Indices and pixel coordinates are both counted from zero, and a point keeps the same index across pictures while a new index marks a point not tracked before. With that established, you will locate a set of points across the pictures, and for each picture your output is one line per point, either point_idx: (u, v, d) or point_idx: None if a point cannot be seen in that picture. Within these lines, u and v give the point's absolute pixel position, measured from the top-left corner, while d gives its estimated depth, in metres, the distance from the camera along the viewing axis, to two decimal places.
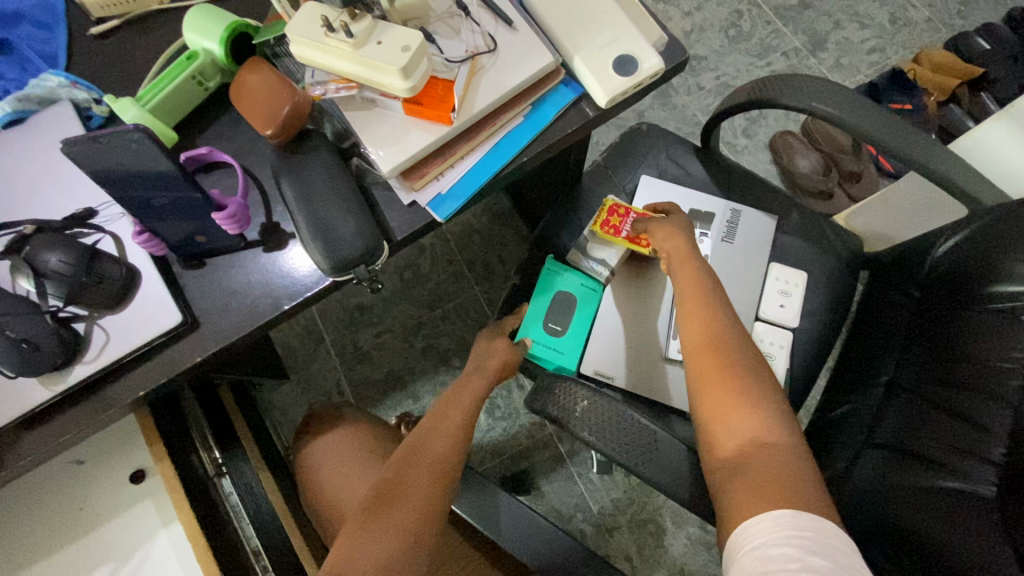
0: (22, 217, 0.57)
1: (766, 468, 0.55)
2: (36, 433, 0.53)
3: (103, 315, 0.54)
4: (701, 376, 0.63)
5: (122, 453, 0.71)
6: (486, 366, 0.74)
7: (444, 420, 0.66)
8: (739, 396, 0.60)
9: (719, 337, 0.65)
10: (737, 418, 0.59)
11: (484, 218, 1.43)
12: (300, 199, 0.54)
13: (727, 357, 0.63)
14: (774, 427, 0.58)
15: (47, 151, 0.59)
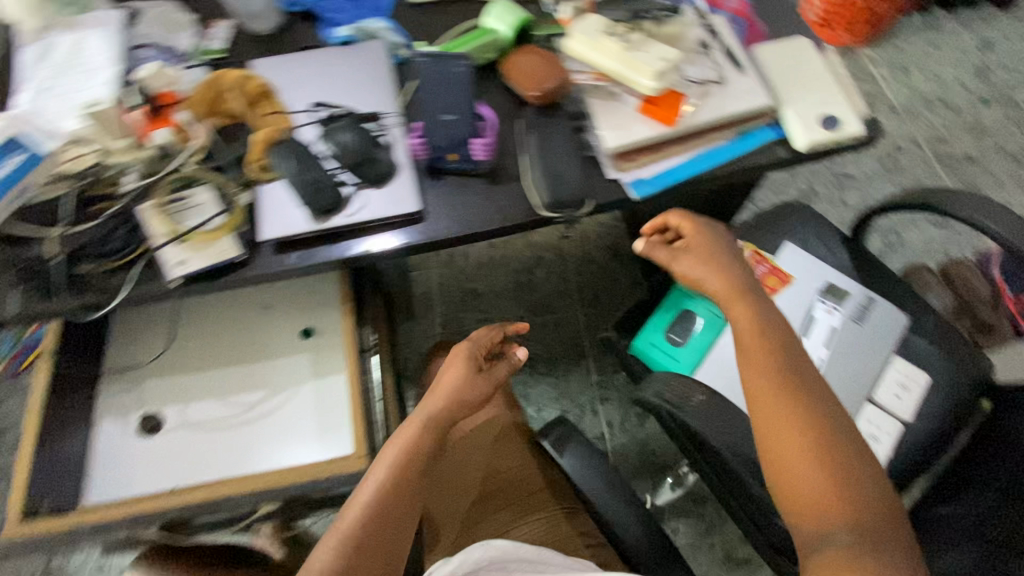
0: (337, 103, 0.74)
1: (851, 546, 0.52)
2: (286, 255, 0.68)
3: (365, 187, 0.70)
4: (778, 430, 0.59)
5: (303, 314, 0.86)
6: (442, 416, 0.69)
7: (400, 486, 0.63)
8: (825, 458, 0.57)
9: (793, 388, 0.61)
10: (809, 485, 0.56)
11: (604, 254, 1.55)
12: (540, 150, 0.68)
13: (805, 409, 0.60)
14: (858, 490, 0.55)
15: (364, 64, 0.77)
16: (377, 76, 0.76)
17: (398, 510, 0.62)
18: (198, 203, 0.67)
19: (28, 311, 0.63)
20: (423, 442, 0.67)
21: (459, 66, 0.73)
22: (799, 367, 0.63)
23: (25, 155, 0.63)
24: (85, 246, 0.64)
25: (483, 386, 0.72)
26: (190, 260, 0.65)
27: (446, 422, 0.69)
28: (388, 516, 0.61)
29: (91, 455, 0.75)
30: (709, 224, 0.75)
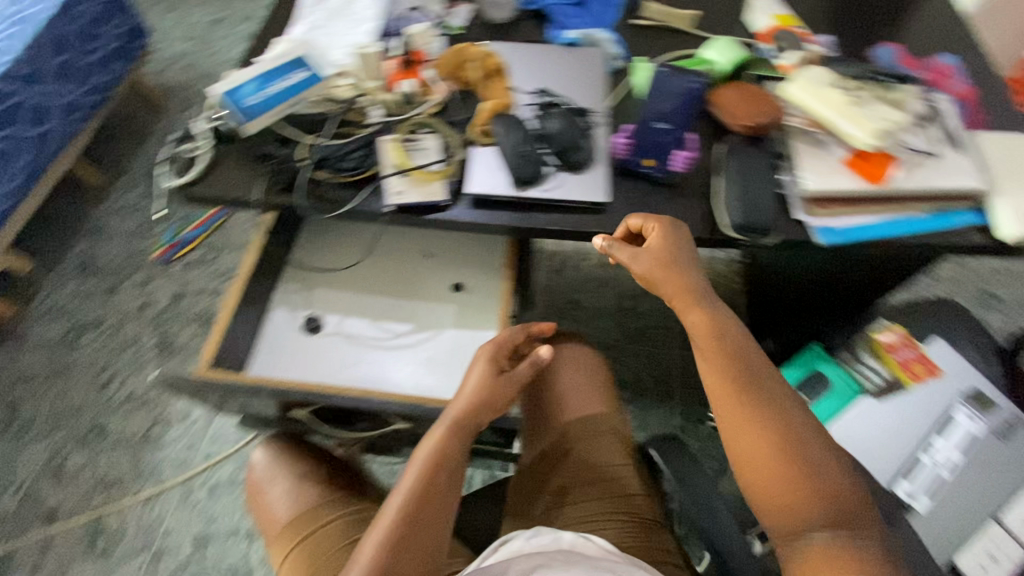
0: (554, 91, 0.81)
1: (829, 545, 0.56)
2: (481, 211, 0.76)
3: (563, 170, 0.76)
4: (740, 439, 0.62)
5: (458, 271, 0.95)
6: (463, 418, 0.75)
7: (440, 480, 0.69)
8: (793, 454, 0.60)
9: (747, 393, 0.63)
10: (780, 487, 0.59)
11: None
12: (739, 174, 0.72)
13: (761, 412, 0.62)
14: (825, 477, 0.59)
15: (587, 65, 0.84)
16: (595, 77, 0.83)
17: (434, 509, 0.67)
18: (424, 147, 0.76)
19: (270, 199, 0.75)
20: (451, 447, 0.72)
21: (695, 84, 0.79)
22: (748, 355, 0.66)
23: (311, 71, 0.75)
24: (327, 157, 0.75)
25: (507, 388, 0.79)
26: (406, 193, 0.74)
27: (473, 425, 0.76)
28: (423, 515, 0.66)
29: (261, 335, 0.86)
30: (669, 223, 0.70)
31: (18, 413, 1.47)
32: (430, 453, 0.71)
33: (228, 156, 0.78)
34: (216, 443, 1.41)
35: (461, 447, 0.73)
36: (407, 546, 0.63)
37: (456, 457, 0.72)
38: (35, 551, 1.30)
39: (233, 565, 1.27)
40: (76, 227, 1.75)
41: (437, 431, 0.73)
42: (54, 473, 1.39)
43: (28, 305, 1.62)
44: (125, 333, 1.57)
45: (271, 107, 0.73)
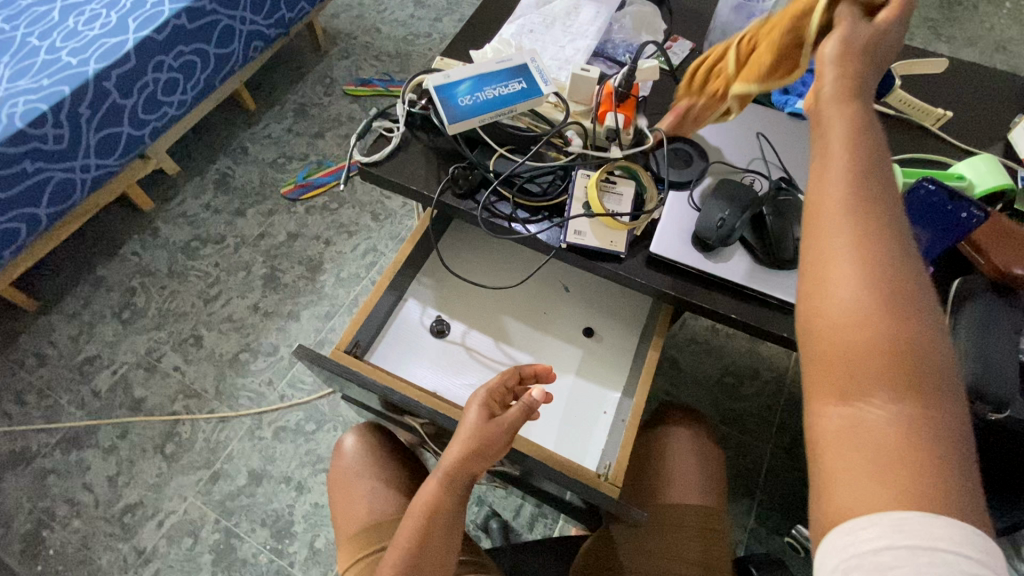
0: (772, 169, 0.74)
1: (895, 425, 0.33)
2: (658, 273, 0.70)
3: (763, 256, 0.68)
4: (820, 268, 0.38)
5: (593, 314, 0.89)
6: (446, 470, 0.64)
7: (433, 548, 0.62)
8: (895, 301, 0.35)
9: (849, 212, 0.39)
10: (858, 336, 0.35)
11: None
12: (977, 328, 0.61)
13: (871, 243, 0.37)
14: (915, 325, 0.35)
15: None
16: None
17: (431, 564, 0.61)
18: (620, 192, 0.70)
19: (448, 203, 0.73)
20: (443, 500, 0.64)
21: (969, 215, 0.63)
22: (875, 153, 0.41)
23: (526, 83, 0.71)
24: (517, 176, 0.72)
25: (502, 436, 0.65)
26: (586, 235, 0.69)
27: (467, 475, 0.65)
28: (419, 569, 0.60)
29: (390, 323, 0.86)
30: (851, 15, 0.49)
31: (132, 302, 1.57)
32: (424, 505, 0.63)
33: (416, 144, 0.77)
34: (292, 388, 1.44)
35: (448, 505, 0.64)
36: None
37: (444, 519, 0.64)
38: (114, 434, 1.38)
39: (278, 511, 1.29)
40: (223, 144, 1.84)
41: (431, 482, 0.65)
42: (147, 368, 1.47)
43: (166, 204, 1.73)
44: (240, 256, 1.65)
45: (480, 112, 0.69)
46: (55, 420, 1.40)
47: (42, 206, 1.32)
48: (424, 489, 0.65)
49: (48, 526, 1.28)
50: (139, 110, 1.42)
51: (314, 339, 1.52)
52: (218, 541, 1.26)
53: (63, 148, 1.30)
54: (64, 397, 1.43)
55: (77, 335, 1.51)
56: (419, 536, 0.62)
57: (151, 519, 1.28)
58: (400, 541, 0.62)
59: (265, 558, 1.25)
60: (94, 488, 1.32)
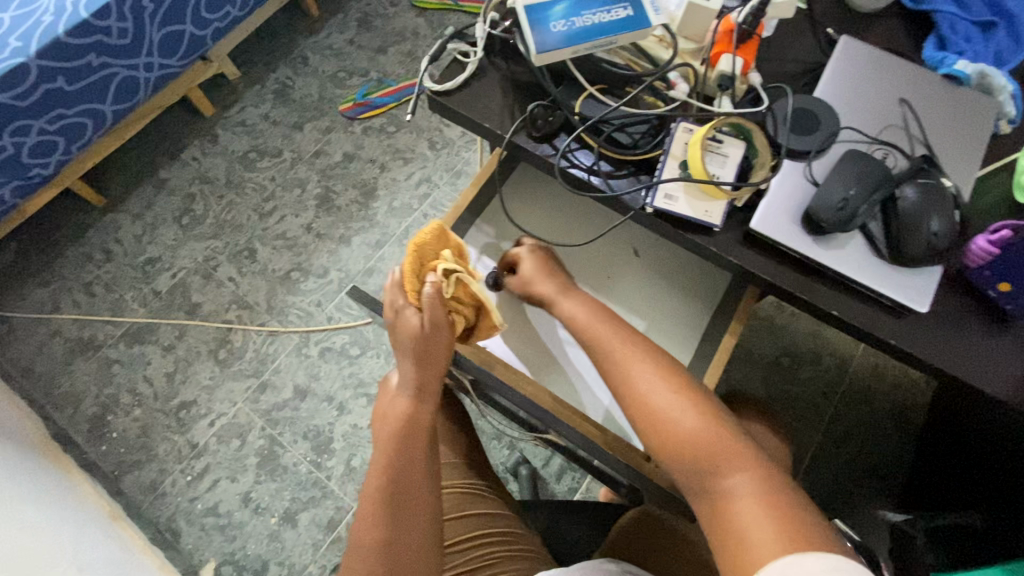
0: (911, 143, 0.62)
1: (750, 492, 0.50)
2: (753, 254, 0.61)
3: (882, 248, 0.59)
4: (646, 408, 0.59)
5: (662, 285, 0.82)
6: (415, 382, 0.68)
7: (410, 457, 0.65)
8: (695, 411, 0.57)
9: (642, 370, 0.61)
10: (694, 443, 0.55)
11: (885, 411, 1.33)
12: None
13: (665, 380, 0.60)
14: (714, 425, 0.56)
15: (967, 125, 0.63)
16: (977, 144, 0.63)
17: (417, 477, 0.64)
18: (725, 153, 0.60)
19: (523, 145, 0.65)
20: (416, 412, 0.68)
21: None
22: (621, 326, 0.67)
23: (633, 10, 0.60)
24: (606, 122, 0.63)
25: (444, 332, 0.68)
26: (679, 201, 0.60)
27: (435, 383, 0.69)
28: (407, 483, 0.64)
29: None
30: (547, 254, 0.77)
31: (191, 208, 1.59)
32: (400, 419, 0.67)
33: (494, 73, 0.68)
34: (339, 311, 1.45)
35: (419, 414, 0.68)
36: (400, 519, 0.62)
37: (416, 427, 0.67)
38: (172, 334, 1.45)
39: (319, 427, 1.35)
40: (284, 51, 1.77)
41: (402, 399, 0.68)
42: (204, 275, 1.51)
43: (225, 111, 1.70)
44: (296, 173, 1.62)
45: (574, 42, 0.59)
46: (120, 314, 1.47)
47: (108, 103, 1.31)
48: (394, 409, 0.68)
49: (113, 411, 1.38)
50: (202, 8, 1.36)
51: (363, 266, 1.51)
52: (263, 447, 1.33)
53: (127, 43, 1.26)
54: (128, 293, 1.49)
55: (140, 236, 1.56)
56: (398, 447, 0.65)
57: (203, 418, 1.36)
58: (378, 460, 0.65)
59: (305, 468, 1.31)
60: (153, 382, 1.40)
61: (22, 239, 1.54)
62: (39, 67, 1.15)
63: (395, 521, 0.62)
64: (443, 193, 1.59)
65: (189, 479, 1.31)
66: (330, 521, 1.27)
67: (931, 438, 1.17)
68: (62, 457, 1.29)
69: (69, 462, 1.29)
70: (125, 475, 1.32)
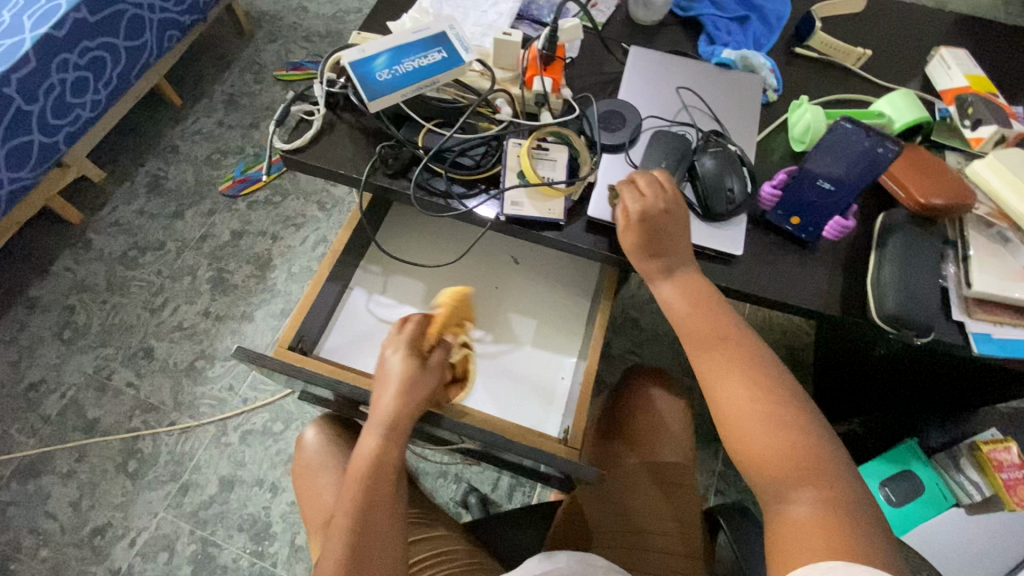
0: (703, 122, 0.74)
1: (813, 513, 0.49)
2: (596, 236, 0.70)
3: (697, 209, 0.69)
4: (728, 399, 0.55)
5: (544, 284, 0.89)
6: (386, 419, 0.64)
7: (377, 498, 0.62)
8: (779, 411, 0.54)
9: (738, 357, 0.57)
10: (772, 443, 0.52)
11: (780, 357, 1.48)
12: (901, 257, 0.64)
13: (761, 375, 0.56)
14: (802, 436, 0.52)
15: (741, 99, 0.77)
16: (752, 112, 0.76)
17: (381, 520, 0.61)
18: (553, 158, 0.69)
19: (379, 184, 0.71)
20: (387, 450, 0.63)
21: (884, 151, 0.64)
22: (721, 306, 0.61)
23: (447, 52, 0.68)
24: (447, 150, 0.69)
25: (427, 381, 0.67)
26: (524, 205, 0.68)
27: (407, 420, 0.65)
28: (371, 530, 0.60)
29: (338, 312, 0.83)
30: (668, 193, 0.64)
31: (72, 320, 1.49)
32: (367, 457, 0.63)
33: (340, 125, 0.74)
34: (255, 389, 1.41)
35: (392, 454, 0.64)
36: (363, 560, 0.58)
37: (387, 467, 0.63)
38: (71, 458, 1.33)
39: (255, 514, 1.28)
40: (150, 144, 1.74)
41: (371, 436, 0.64)
42: (98, 386, 1.41)
43: (95, 213, 1.63)
44: (184, 261, 1.58)
45: (400, 86, 0.66)
46: (4, 451, 1.33)
47: None
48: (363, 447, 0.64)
49: (12, 560, 1.23)
50: (49, 115, 1.32)
51: (273, 338, 1.48)
52: (196, 552, 1.24)
53: None
54: (11, 426, 1.36)
55: (16, 362, 1.43)
56: (365, 486, 0.62)
57: (122, 539, 1.25)
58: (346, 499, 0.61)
59: (246, 561, 1.23)
60: (56, 515, 1.27)
61: None
62: None
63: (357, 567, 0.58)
64: None
65: None
66: None
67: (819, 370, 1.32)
68: None
69: None
70: None
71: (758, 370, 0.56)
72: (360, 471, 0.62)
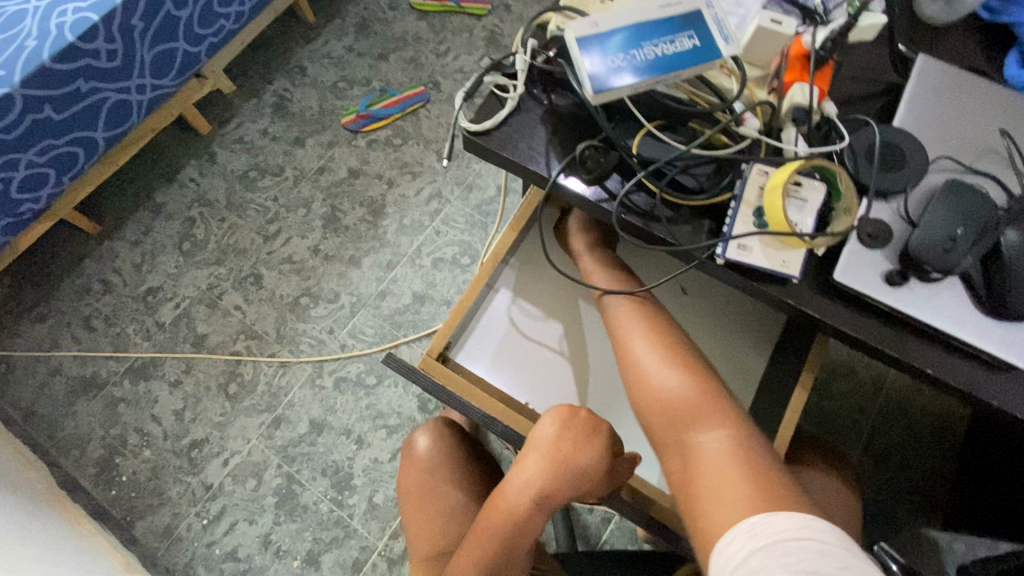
0: (1006, 178, 0.56)
1: (725, 452, 0.58)
2: (833, 305, 0.56)
3: (980, 296, 0.53)
4: (639, 370, 0.67)
5: (711, 322, 0.78)
6: (549, 495, 0.65)
7: (510, 551, 0.64)
8: (686, 377, 0.65)
9: (650, 333, 0.68)
10: (678, 403, 0.63)
11: (925, 425, 1.29)
12: None
13: (673, 353, 0.67)
14: (706, 398, 0.63)
15: None
16: None
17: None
18: (804, 197, 0.54)
19: (573, 189, 0.59)
20: (535, 518, 0.65)
21: None
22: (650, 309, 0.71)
23: (700, 40, 0.53)
24: (670, 164, 0.56)
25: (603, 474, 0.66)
26: (753, 251, 0.54)
27: (557, 497, 0.66)
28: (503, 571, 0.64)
29: (478, 314, 0.78)
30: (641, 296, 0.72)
31: (192, 233, 1.51)
32: (518, 514, 0.64)
33: (535, 108, 0.62)
34: (352, 338, 1.39)
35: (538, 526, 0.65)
36: None
37: (530, 540, 0.65)
38: (179, 368, 1.38)
39: (339, 462, 1.29)
40: (281, 62, 1.68)
41: (525, 498, 0.65)
42: (209, 304, 1.44)
43: (222, 127, 1.62)
44: (300, 191, 1.55)
45: (635, 79, 0.53)
46: (123, 349, 1.40)
47: (99, 130, 1.24)
48: (513, 498, 0.65)
49: (121, 453, 1.32)
50: (195, 24, 1.27)
51: (375, 288, 1.44)
52: (281, 486, 1.28)
53: (118, 66, 1.18)
54: (130, 326, 1.42)
55: (139, 264, 1.48)
56: (506, 542, 0.64)
57: (216, 457, 1.30)
58: (478, 545, 0.64)
59: (325, 506, 1.26)
60: (161, 420, 1.34)
61: (17, 273, 1.47)
62: (26, 97, 1.07)
63: None
64: (455, 209, 1.51)
65: (205, 522, 1.26)
66: (354, 562, 1.22)
67: (981, 457, 1.13)
68: (71, 505, 1.23)
69: (79, 510, 1.23)
70: (137, 521, 1.27)
71: (675, 350, 0.67)
72: (505, 527, 0.64)
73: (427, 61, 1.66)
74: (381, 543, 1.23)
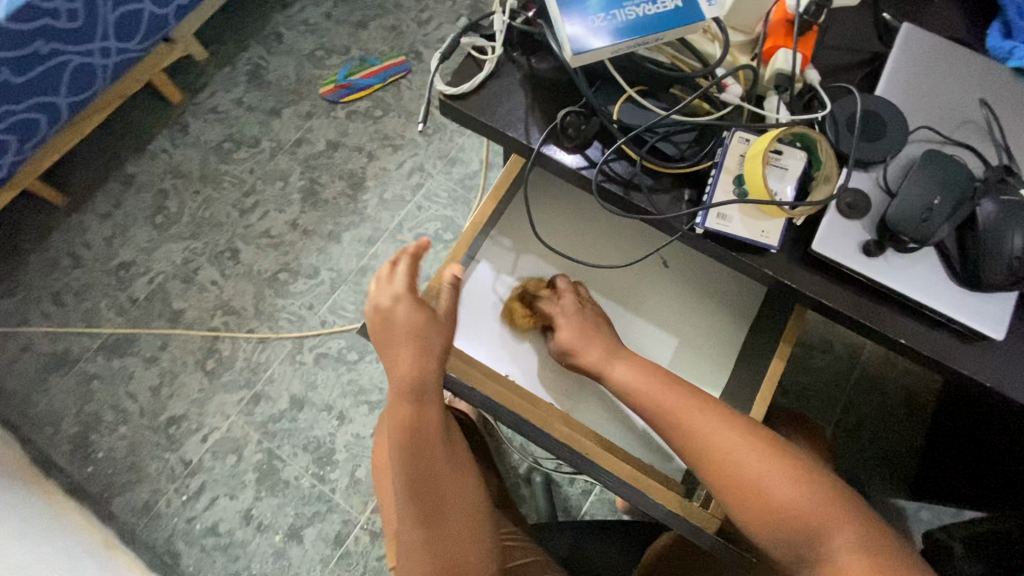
0: (983, 150, 0.56)
1: (854, 552, 0.54)
2: (811, 275, 0.56)
3: (954, 266, 0.54)
4: (724, 463, 0.60)
5: (687, 298, 0.81)
6: (416, 385, 0.69)
7: (420, 461, 0.69)
8: (774, 460, 0.60)
9: (721, 424, 0.62)
10: (784, 499, 0.58)
11: (897, 399, 1.32)
12: None
13: (744, 434, 0.62)
14: (808, 485, 0.58)
15: None
16: None
17: (444, 482, 0.70)
18: (784, 165, 0.53)
19: (552, 157, 0.57)
20: (420, 412, 0.69)
21: None
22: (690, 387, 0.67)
23: (683, 1, 0.52)
24: (651, 131, 0.55)
25: (442, 327, 0.70)
26: (733, 220, 0.54)
27: (429, 389, 0.69)
28: (434, 478, 0.70)
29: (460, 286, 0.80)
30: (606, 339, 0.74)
31: (165, 206, 1.47)
32: (403, 422, 0.69)
33: (514, 71, 0.60)
34: (333, 314, 1.37)
35: (436, 415, 0.70)
36: (437, 511, 0.69)
37: (436, 431, 0.70)
38: (154, 344, 1.35)
39: (320, 438, 1.28)
40: (255, 28, 1.62)
41: (404, 406, 0.69)
42: (184, 279, 1.41)
43: (195, 96, 1.56)
44: (277, 164, 1.50)
45: (616, 40, 0.51)
46: (96, 325, 1.37)
47: (61, 95, 1.18)
48: (397, 411, 0.69)
49: (96, 430, 1.29)
50: None
51: (356, 264, 1.42)
52: (261, 462, 1.27)
53: (79, 27, 1.12)
54: (102, 302, 1.39)
55: (110, 238, 1.44)
56: (412, 457, 0.69)
57: (195, 433, 1.29)
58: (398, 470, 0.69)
59: (307, 481, 1.26)
60: (138, 397, 1.32)
61: None
62: None
63: (434, 525, 0.68)
64: (437, 183, 1.48)
65: (185, 498, 1.25)
66: (337, 535, 1.22)
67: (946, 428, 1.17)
68: (44, 482, 1.21)
69: (54, 487, 1.21)
70: (115, 497, 1.25)
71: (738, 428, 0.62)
72: (404, 444, 0.69)
73: (409, 30, 1.61)
74: (363, 516, 1.24)
